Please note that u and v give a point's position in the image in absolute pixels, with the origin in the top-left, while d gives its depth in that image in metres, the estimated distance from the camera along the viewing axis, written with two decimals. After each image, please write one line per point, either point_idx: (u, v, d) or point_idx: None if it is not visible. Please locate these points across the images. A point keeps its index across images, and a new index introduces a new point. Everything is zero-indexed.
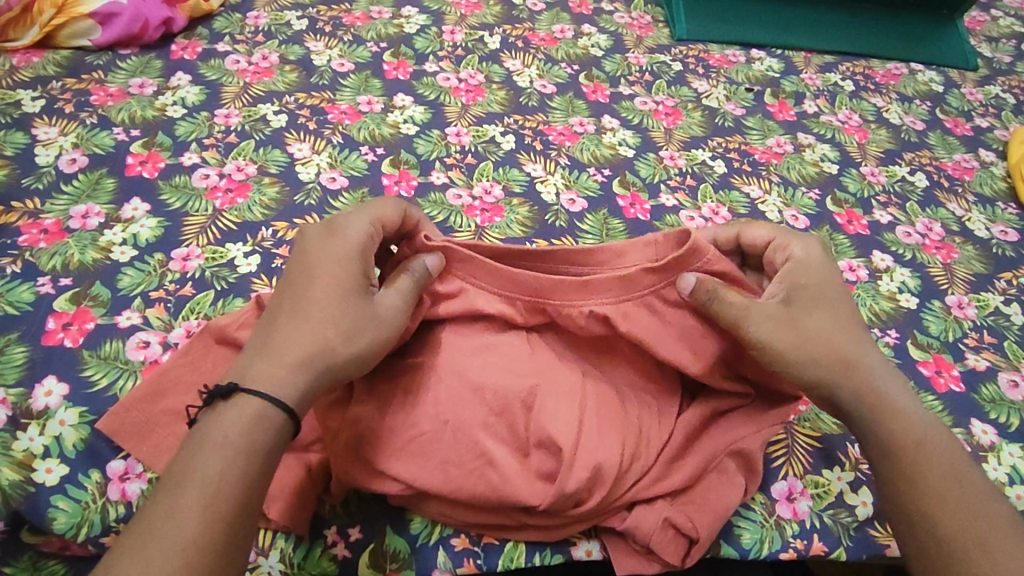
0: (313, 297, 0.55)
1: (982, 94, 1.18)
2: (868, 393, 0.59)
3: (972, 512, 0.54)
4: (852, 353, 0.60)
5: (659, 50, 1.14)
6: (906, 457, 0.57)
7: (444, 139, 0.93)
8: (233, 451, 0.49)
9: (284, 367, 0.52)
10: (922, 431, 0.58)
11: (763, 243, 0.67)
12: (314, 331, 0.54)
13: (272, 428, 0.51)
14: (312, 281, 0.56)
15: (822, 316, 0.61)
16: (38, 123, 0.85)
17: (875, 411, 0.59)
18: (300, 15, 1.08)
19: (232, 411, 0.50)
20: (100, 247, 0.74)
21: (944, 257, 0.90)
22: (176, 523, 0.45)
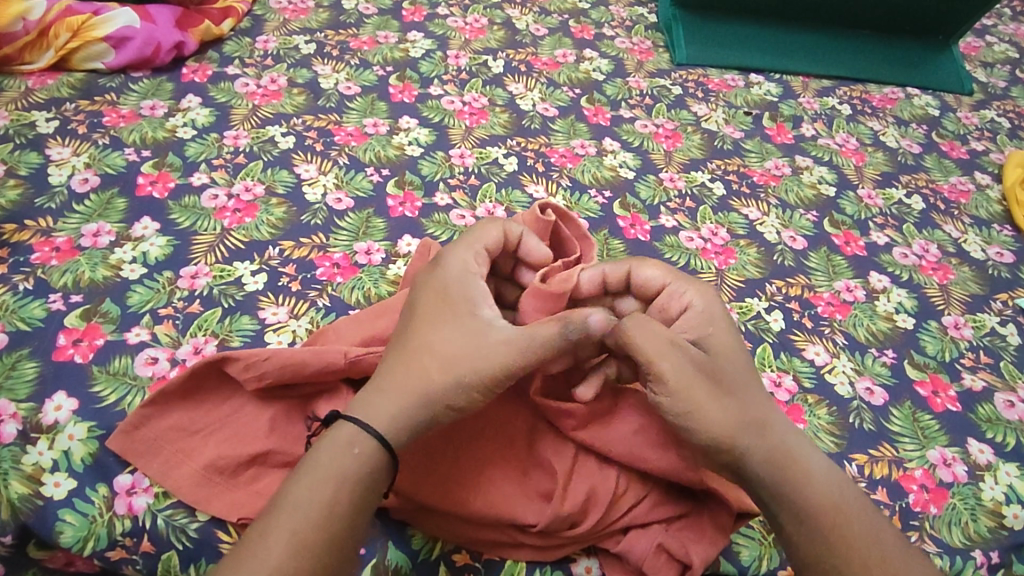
0: (436, 331, 0.58)
1: (978, 118, 1.20)
2: (779, 458, 0.56)
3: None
4: (759, 414, 0.58)
5: (659, 74, 1.17)
6: (824, 528, 0.54)
7: (448, 161, 0.95)
8: (327, 479, 0.51)
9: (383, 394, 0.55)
10: (835, 497, 0.56)
11: (658, 285, 0.62)
12: (435, 363, 0.56)
13: (362, 455, 0.52)
14: (435, 318, 0.59)
15: (726, 374, 0.58)
16: (52, 144, 0.87)
17: (791, 478, 0.56)
18: (308, 39, 1.10)
19: (331, 440, 0.53)
20: (110, 265, 0.76)
21: (940, 278, 0.91)
22: (265, 545, 0.48)
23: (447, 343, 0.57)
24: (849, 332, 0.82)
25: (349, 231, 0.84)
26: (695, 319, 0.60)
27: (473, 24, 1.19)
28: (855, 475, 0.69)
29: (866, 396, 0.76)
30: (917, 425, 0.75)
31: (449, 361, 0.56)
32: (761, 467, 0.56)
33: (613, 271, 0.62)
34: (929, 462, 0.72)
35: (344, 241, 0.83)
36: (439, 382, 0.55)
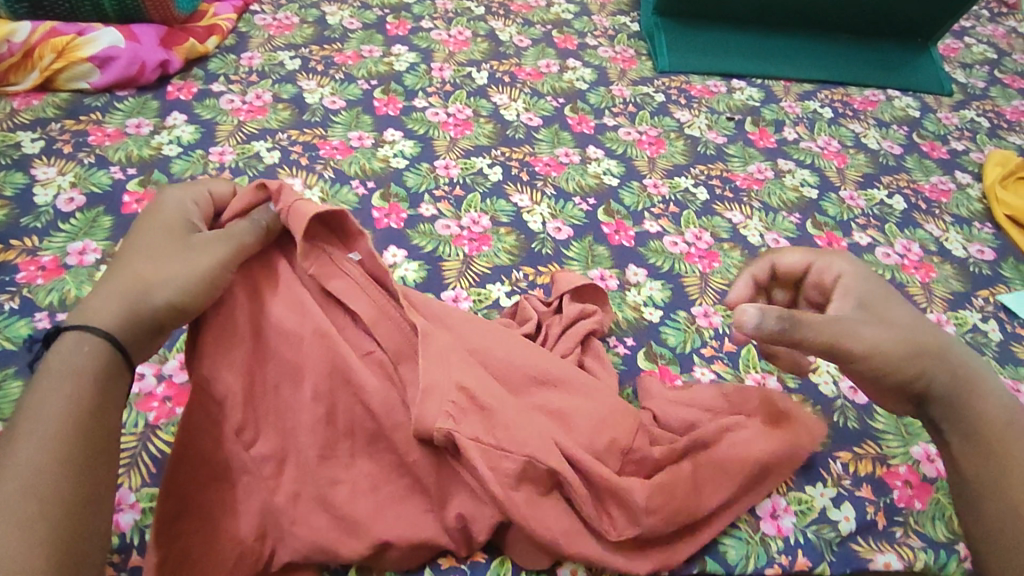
0: (151, 238, 0.53)
1: (958, 119, 1.21)
2: (961, 381, 0.59)
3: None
4: (938, 339, 0.60)
5: (642, 82, 1.18)
6: (991, 442, 0.57)
7: (433, 172, 0.95)
8: (74, 384, 0.46)
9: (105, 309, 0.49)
10: (1004, 422, 0.58)
11: (802, 268, 0.64)
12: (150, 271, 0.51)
13: (95, 368, 0.47)
14: (162, 230, 0.54)
15: (897, 315, 0.60)
16: (37, 164, 0.88)
17: (967, 393, 0.59)
18: (292, 55, 1.11)
19: (63, 357, 0.46)
20: (96, 283, 0.76)
21: (923, 277, 0.92)
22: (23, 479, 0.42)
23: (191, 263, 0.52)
24: None
25: None
26: (847, 287, 0.61)
27: (457, 36, 1.21)
28: (839, 473, 0.69)
29: (850, 394, 0.76)
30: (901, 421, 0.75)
31: (187, 282, 0.51)
32: (943, 388, 0.59)
33: (759, 267, 0.65)
34: (912, 458, 0.71)
35: None
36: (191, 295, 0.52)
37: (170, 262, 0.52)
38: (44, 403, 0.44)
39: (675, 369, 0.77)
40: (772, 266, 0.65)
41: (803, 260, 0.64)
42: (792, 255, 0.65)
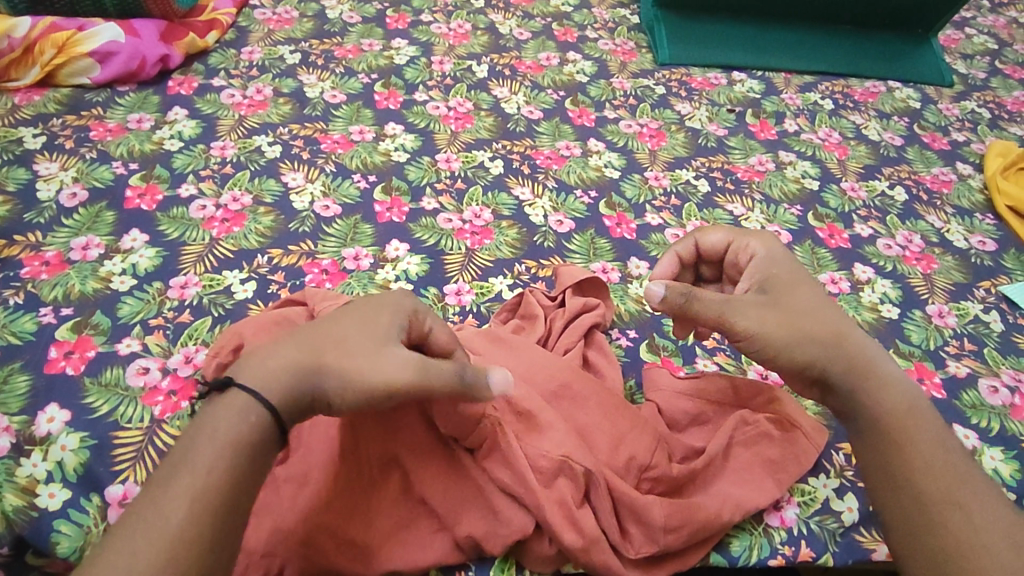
0: (348, 326, 0.52)
1: (958, 110, 1.21)
2: (858, 364, 0.57)
3: (957, 481, 0.51)
4: (836, 325, 0.58)
5: (643, 74, 1.18)
6: (887, 423, 0.54)
7: (434, 166, 0.96)
8: (227, 445, 0.45)
9: (275, 370, 0.48)
10: (908, 401, 0.55)
11: (722, 246, 0.65)
12: (325, 359, 0.50)
13: (259, 424, 0.46)
14: (358, 319, 0.52)
15: (800, 304, 0.59)
16: (40, 159, 0.88)
17: (868, 380, 0.56)
18: (293, 49, 1.11)
19: (220, 408, 0.46)
20: (100, 278, 0.76)
21: (924, 268, 0.92)
22: (164, 512, 0.42)
23: (364, 362, 0.49)
24: None
25: (337, 237, 0.84)
26: (758, 265, 0.62)
27: (457, 29, 1.21)
28: (842, 464, 0.69)
29: None
30: None
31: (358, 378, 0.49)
32: (839, 374, 0.57)
33: (684, 247, 0.66)
34: None
35: (333, 247, 0.83)
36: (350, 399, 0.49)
37: (354, 361, 0.49)
38: (200, 455, 0.44)
39: (677, 361, 0.77)
40: (696, 246, 0.65)
41: (728, 239, 0.64)
42: (715, 235, 0.65)
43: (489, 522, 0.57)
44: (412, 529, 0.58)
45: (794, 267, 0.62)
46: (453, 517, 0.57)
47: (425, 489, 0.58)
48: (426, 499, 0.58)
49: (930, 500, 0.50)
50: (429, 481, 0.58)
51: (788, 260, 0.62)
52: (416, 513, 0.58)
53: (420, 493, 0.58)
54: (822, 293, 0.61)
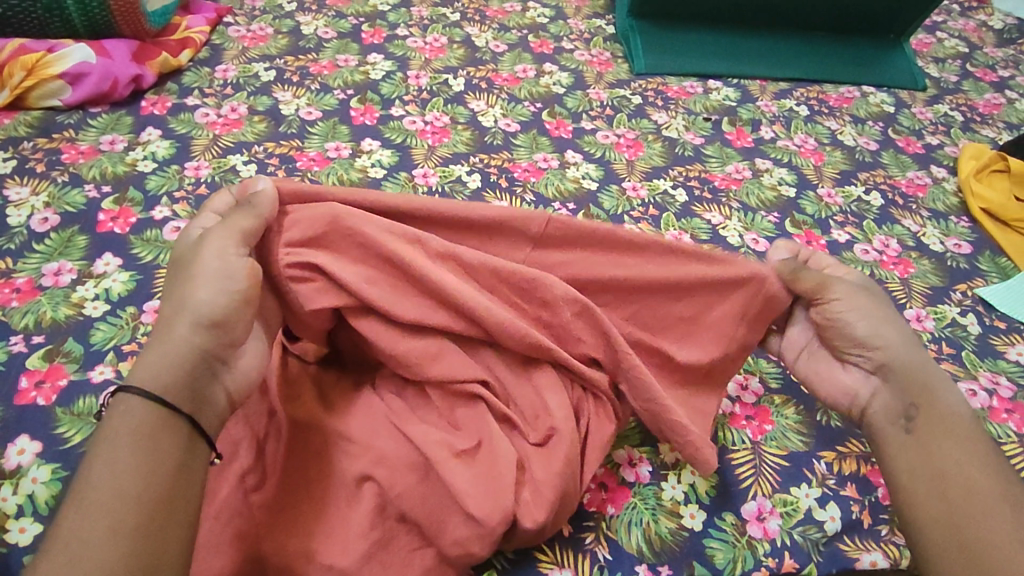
0: (176, 286, 0.55)
1: (932, 113, 1.22)
2: (921, 382, 0.63)
3: (998, 490, 0.57)
4: (912, 355, 0.64)
5: (619, 85, 1.18)
6: (954, 427, 0.60)
7: (412, 181, 0.95)
8: (124, 441, 0.48)
9: (153, 360, 0.52)
10: (965, 420, 0.61)
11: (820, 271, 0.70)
12: (172, 310, 0.54)
13: (149, 421, 0.49)
14: (178, 277, 0.56)
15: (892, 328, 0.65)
16: (9, 184, 0.86)
17: (924, 391, 0.62)
18: (267, 66, 1.11)
19: (105, 423, 0.49)
20: (72, 304, 0.75)
21: (901, 273, 0.93)
22: (80, 524, 0.45)
23: (211, 264, 0.54)
24: None
25: None
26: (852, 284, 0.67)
27: (433, 43, 1.20)
28: (824, 472, 0.69)
29: None
30: None
31: (213, 289, 0.53)
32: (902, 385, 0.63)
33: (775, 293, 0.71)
34: None
35: None
36: (221, 308, 0.53)
37: (197, 294, 0.53)
38: (95, 472, 0.47)
39: None
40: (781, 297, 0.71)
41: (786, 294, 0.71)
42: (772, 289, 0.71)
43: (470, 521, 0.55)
44: (395, 544, 0.56)
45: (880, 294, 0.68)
46: (433, 527, 0.56)
47: (399, 497, 0.57)
48: (406, 511, 0.57)
49: (964, 500, 0.56)
50: (405, 488, 0.57)
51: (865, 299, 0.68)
52: (396, 531, 0.57)
53: (397, 507, 0.57)
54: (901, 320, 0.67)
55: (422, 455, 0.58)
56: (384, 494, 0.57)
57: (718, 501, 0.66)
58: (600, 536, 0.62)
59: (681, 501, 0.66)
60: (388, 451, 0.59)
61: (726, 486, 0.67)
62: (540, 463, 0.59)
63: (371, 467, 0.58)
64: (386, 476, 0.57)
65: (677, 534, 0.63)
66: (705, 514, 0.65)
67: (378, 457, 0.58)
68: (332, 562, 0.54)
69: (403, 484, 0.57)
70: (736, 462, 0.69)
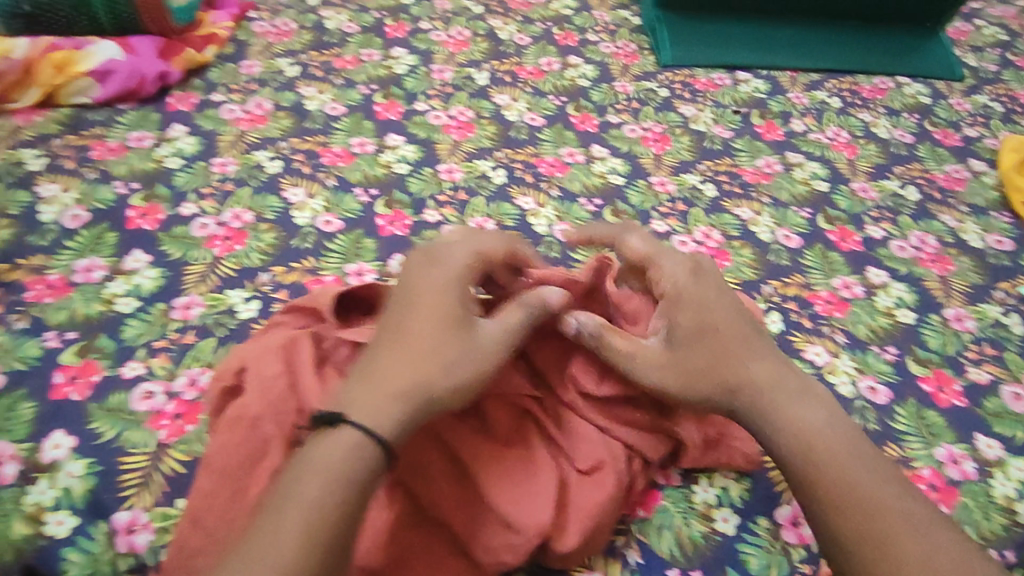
0: (427, 337, 0.56)
1: (970, 104, 1.19)
2: (752, 400, 0.59)
3: (869, 505, 0.52)
4: (733, 364, 0.61)
5: (645, 77, 1.16)
6: (796, 455, 0.56)
7: (436, 177, 0.94)
8: (336, 477, 0.48)
9: (387, 401, 0.52)
10: (816, 430, 0.57)
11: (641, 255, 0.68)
12: (433, 370, 0.55)
13: (377, 456, 0.50)
14: (431, 323, 0.57)
15: (709, 342, 0.61)
16: (41, 181, 0.87)
17: (757, 412, 0.59)
18: (292, 62, 1.10)
19: (331, 444, 0.50)
20: (103, 300, 0.76)
21: (939, 270, 0.90)
22: (278, 544, 0.45)
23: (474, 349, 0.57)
24: (849, 329, 0.81)
25: (339, 252, 0.83)
26: (682, 294, 0.64)
27: (456, 37, 1.19)
28: None
29: (869, 395, 0.75)
30: (922, 422, 0.74)
31: (472, 370, 0.56)
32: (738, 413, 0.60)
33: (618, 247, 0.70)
34: (937, 460, 0.71)
35: (335, 263, 0.82)
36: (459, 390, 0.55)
37: (446, 368, 0.55)
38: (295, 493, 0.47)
39: None
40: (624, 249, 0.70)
41: (649, 255, 0.67)
42: (636, 240, 0.69)
43: (505, 534, 0.56)
44: (424, 550, 0.56)
45: (712, 284, 0.65)
46: (465, 532, 0.56)
47: (435, 505, 0.56)
48: (440, 518, 0.56)
49: (862, 526, 0.51)
50: (444, 497, 0.56)
51: (712, 286, 0.65)
52: (430, 537, 0.57)
53: (429, 512, 0.56)
54: (737, 318, 0.63)
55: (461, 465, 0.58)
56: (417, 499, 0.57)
57: (752, 504, 0.65)
58: (632, 540, 0.61)
59: (714, 505, 0.64)
60: (427, 456, 0.58)
61: (762, 491, 0.66)
62: (585, 488, 0.59)
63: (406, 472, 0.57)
64: (420, 484, 0.57)
65: (710, 539, 0.62)
66: (738, 519, 0.64)
67: (411, 463, 0.57)
68: (365, 566, 0.54)
69: (444, 492, 0.57)
70: (772, 466, 0.67)
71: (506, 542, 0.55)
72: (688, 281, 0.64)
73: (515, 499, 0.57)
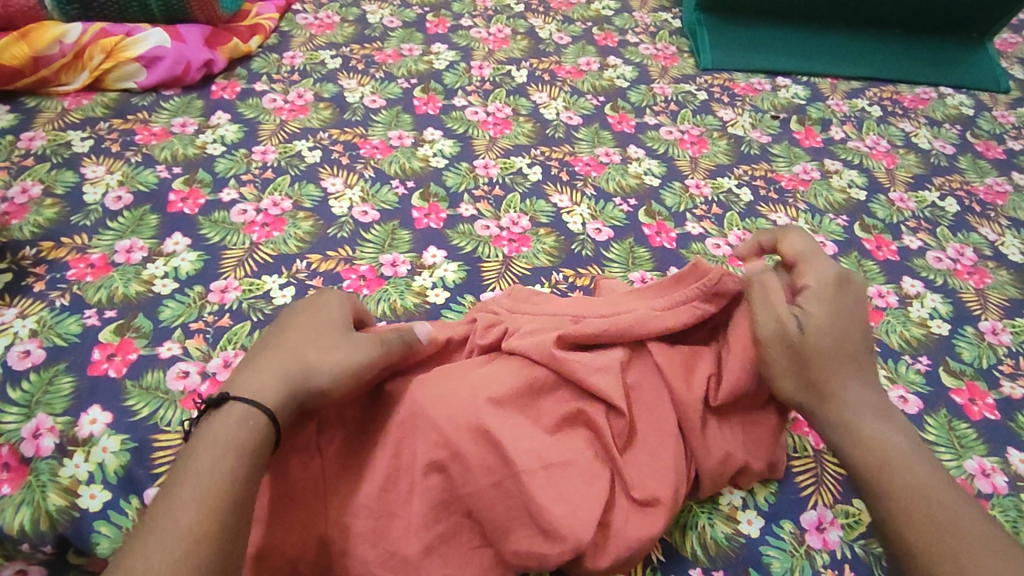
0: (298, 329, 0.57)
1: (1015, 117, 1.17)
2: (842, 404, 0.56)
3: (939, 525, 0.49)
4: (843, 358, 0.57)
5: (684, 80, 1.16)
6: (870, 468, 0.53)
7: (472, 172, 0.95)
8: (226, 448, 0.47)
9: (276, 379, 0.52)
10: (894, 446, 0.54)
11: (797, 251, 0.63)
12: (316, 358, 0.55)
13: (259, 428, 0.49)
14: (309, 320, 0.58)
15: (839, 331, 0.58)
16: (87, 162, 0.90)
17: (852, 414, 0.56)
18: (333, 54, 1.12)
19: (217, 419, 0.49)
20: (143, 281, 0.77)
21: (977, 283, 0.89)
22: (175, 515, 0.43)
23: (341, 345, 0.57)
24: (882, 338, 0.81)
25: (375, 243, 0.84)
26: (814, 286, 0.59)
27: (497, 34, 1.20)
28: None
29: (900, 404, 0.75)
30: (953, 434, 0.73)
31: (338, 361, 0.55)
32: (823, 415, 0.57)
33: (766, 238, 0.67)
34: (966, 472, 0.70)
35: (370, 253, 0.83)
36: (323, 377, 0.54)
37: (326, 355, 0.55)
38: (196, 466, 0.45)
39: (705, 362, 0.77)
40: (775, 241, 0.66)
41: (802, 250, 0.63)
42: (798, 239, 0.64)
43: (540, 541, 0.55)
44: (458, 540, 0.56)
45: (856, 289, 0.60)
46: (501, 535, 0.56)
47: (472, 500, 0.55)
48: (473, 511, 0.55)
49: (925, 541, 0.49)
50: (484, 492, 0.55)
51: (855, 293, 0.60)
52: (461, 526, 0.56)
53: (466, 504, 0.55)
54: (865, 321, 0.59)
55: (502, 461, 0.55)
56: (453, 490, 0.55)
57: (777, 508, 0.65)
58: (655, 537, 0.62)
59: (739, 506, 0.64)
60: (471, 447, 0.55)
61: (787, 495, 0.65)
62: (631, 509, 0.57)
63: (445, 461, 0.55)
64: (463, 482, 0.55)
65: (733, 540, 0.62)
66: (763, 521, 0.64)
67: (451, 455, 0.55)
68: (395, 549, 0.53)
69: (481, 489, 0.55)
70: (797, 470, 0.67)
71: (537, 548, 0.55)
72: (836, 280, 0.60)
73: (558, 509, 0.55)
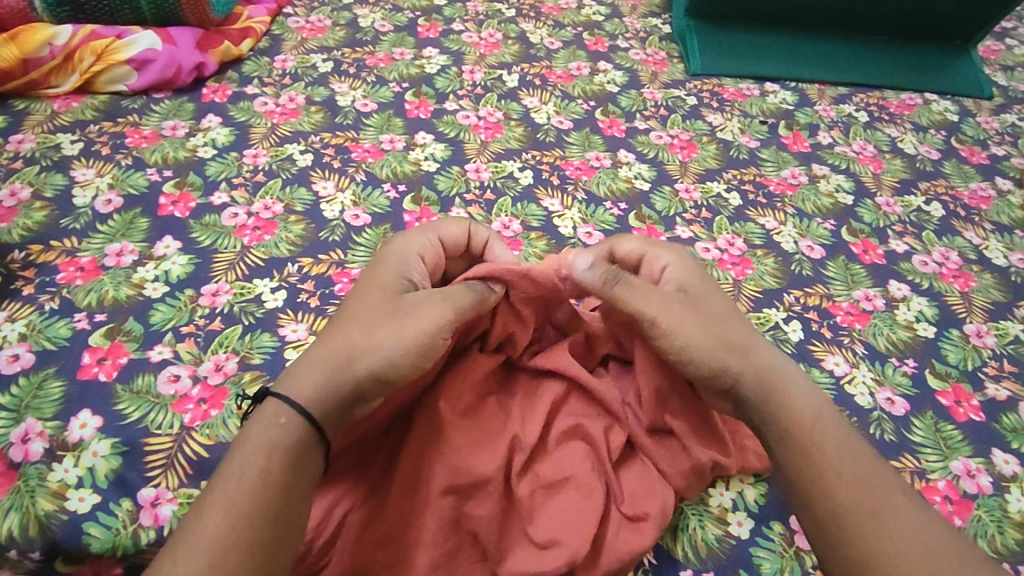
0: (361, 311, 0.59)
1: (998, 123, 1.19)
2: (766, 372, 0.58)
3: (871, 488, 0.51)
4: (742, 336, 0.60)
5: (674, 85, 1.17)
6: (799, 433, 0.55)
7: (464, 176, 0.96)
8: (260, 451, 0.48)
9: (323, 371, 0.54)
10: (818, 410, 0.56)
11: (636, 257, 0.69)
12: (374, 342, 0.56)
13: (297, 429, 0.50)
14: (371, 299, 0.60)
15: (721, 315, 0.61)
16: (76, 165, 0.89)
17: (771, 386, 0.58)
18: (325, 58, 1.12)
19: (259, 416, 0.51)
20: (133, 284, 0.77)
21: (962, 286, 0.90)
22: (204, 523, 0.44)
23: (406, 321, 0.57)
24: (869, 341, 0.82)
25: (366, 246, 0.85)
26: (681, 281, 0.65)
27: (488, 39, 1.21)
28: None
29: (887, 407, 0.76)
30: (939, 436, 0.74)
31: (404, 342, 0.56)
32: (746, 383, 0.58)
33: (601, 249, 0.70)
34: (953, 474, 0.71)
35: (362, 257, 0.83)
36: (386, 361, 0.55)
37: (386, 338, 0.56)
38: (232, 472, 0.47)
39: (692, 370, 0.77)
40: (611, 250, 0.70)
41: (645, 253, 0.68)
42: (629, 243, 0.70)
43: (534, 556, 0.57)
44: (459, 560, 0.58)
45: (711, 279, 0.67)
46: (500, 553, 0.57)
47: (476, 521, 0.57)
48: (477, 533, 0.57)
49: (855, 498, 0.51)
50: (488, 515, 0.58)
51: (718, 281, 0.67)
52: (463, 543, 0.58)
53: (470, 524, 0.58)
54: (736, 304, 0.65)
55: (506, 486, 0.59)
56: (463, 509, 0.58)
57: (767, 510, 0.65)
58: None
59: (729, 508, 0.65)
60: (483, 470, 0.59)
61: (777, 497, 0.66)
62: (624, 528, 0.59)
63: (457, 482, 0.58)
64: (470, 503, 0.58)
65: (723, 542, 0.63)
66: (753, 523, 0.64)
67: (462, 477, 0.58)
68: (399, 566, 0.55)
69: (486, 510, 0.58)
70: None
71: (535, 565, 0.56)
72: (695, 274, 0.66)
73: (558, 529, 0.57)
